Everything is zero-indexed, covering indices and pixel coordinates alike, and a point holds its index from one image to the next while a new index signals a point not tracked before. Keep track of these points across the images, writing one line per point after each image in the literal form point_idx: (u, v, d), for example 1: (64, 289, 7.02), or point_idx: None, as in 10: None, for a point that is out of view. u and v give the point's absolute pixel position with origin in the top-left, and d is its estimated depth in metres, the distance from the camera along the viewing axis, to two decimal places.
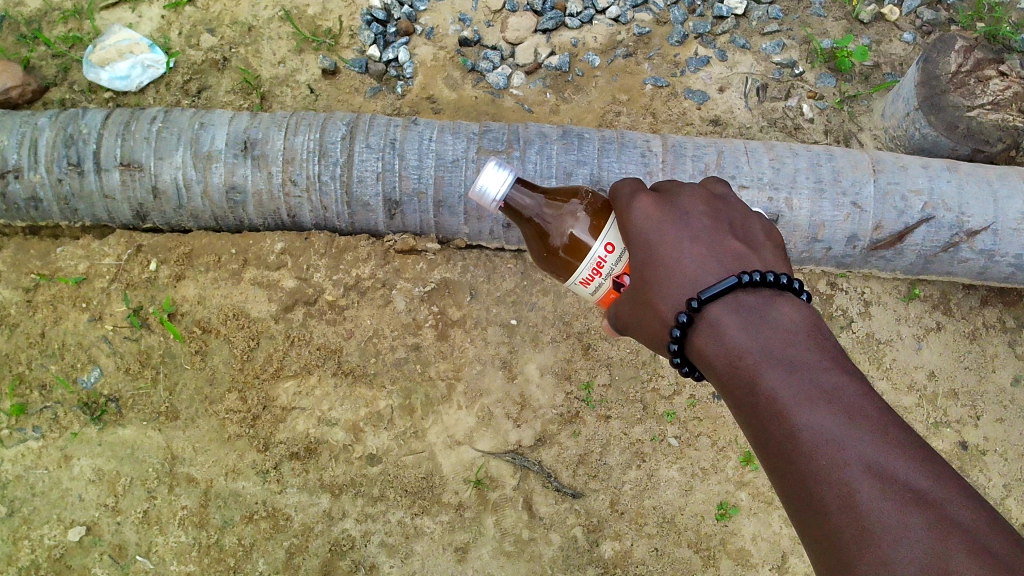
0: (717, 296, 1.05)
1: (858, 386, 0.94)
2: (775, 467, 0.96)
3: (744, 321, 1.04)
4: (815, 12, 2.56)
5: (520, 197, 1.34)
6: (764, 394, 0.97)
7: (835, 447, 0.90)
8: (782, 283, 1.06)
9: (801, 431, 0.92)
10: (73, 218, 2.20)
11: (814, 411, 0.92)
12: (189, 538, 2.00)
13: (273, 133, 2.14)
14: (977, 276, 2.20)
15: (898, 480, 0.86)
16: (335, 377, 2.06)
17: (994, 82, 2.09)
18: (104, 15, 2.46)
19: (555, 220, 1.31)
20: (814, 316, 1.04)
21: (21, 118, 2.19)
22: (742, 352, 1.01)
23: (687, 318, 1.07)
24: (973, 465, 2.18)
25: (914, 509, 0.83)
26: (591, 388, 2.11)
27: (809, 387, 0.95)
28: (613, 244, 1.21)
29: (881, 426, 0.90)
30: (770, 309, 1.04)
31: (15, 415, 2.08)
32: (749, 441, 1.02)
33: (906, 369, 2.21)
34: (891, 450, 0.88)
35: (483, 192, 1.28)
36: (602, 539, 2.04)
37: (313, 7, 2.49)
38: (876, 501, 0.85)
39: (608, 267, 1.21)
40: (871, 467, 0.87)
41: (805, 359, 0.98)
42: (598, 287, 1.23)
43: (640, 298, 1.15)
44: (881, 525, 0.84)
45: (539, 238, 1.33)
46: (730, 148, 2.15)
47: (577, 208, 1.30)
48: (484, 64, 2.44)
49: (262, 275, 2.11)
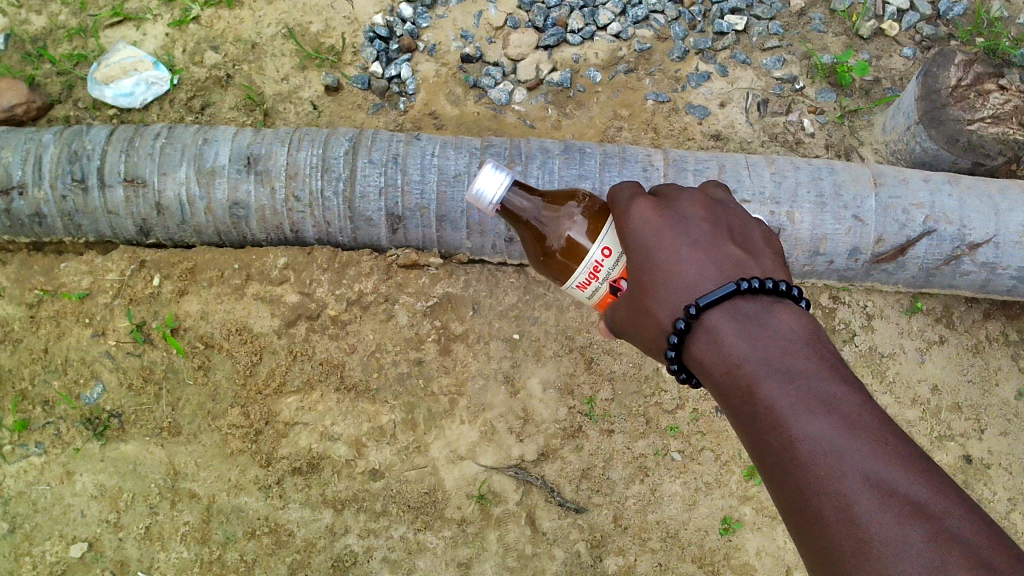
0: (716, 302, 1.05)
1: (857, 396, 0.94)
2: (773, 476, 0.96)
3: (742, 329, 1.03)
4: (814, 27, 2.58)
5: (518, 200, 1.32)
6: (762, 403, 0.97)
7: (833, 458, 0.89)
8: (781, 291, 1.06)
9: (799, 441, 0.92)
10: (77, 234, 2.21)
11: (813, 421, 0.92)
12: (191, 554, 1.99)
13: (276, 149, 2.16)
14: (979, 289, 2.20)
15: (897, 492, 0.85)
16: (338, 393, 2.07)
17: (994, 96, 2.11)
18: (109, 34, 2.49)
19: (553, 223, 1.30)
20: (814, 324, 1.04)
21: (26, 135, 2.21)
22: (741, 361, 1.01)
23: (685, 324, 1.07)
24: (977, 478, 2.17)
25: (912, 521, 0.83)
26: (594, 403, 2.11)
27: (807, 397, 0.94)
28: (610, 249, 1.20)
29: (880, 437, 0.90)
30: (769, 317, 1.04)
31: (18, 431, 2.08)
32: (747, 450, 1.02)
33: (909, 382, 2.21)
34: (890, 462, 0.88)
35: (480, 195, 1.27)
36: (605, 554, 2.03)
37: (316, 24, 2.51)
38: (875, 514, 0.85)
39: (605, 272, 1.20)
40: (870, 478, 0.87)
41: (804, 368, 0.98)
42: (594, 291, 1.22)
43: (637, 304, 1.15)
44: (880, 538, 0.83)
45: (536, 241, 1.32)
46: (731, 163, 2.15)
47: (574, 211, 1.29)
48: (486, 80, 2.45)
49: (265, 289, 2.12)
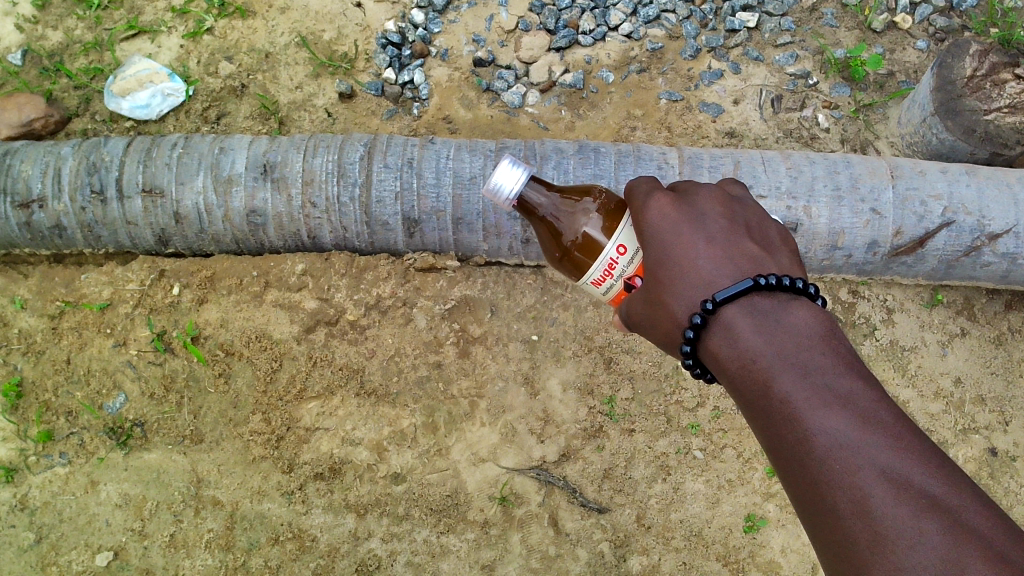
0: (733, 297, 1.05)
1: (873, 391, 0.94)
2: (788, 471, 0.96)
3: (757, 324, 1.03)
4: (826, 23, 2.58)
5: (534, 195, 1.33)
6: (777, 398, 0.97)
7: (849, 452, 0.89)
8: (798, 288, 1.06)
9: (814, 434, 0.92)
10: (97, 245, 2.23)
11: (828, 415, 0.92)
12: (216, 561, 2.00)
13: (292, 156, 2.17)
14: (1000, 280, 2.18)
15: (913, 485, 0.85)
16: (359, 398, 2.07)
17: (1010, 85, 2.11)
18: (124, 47, 2.52)
19: (569, 218, 1.30)
20: (830, 321, 1.04)
21: (44, 148, 2.24)
22: (756, 356, 1.01)
23: (701, 319, 1.07)
24: (1003, 471, 2.15)
25: (928, 515, 0.82)
26: (614, 402, 2.11)
27: (823, 392, 0.94)
28: (624, 246, 1.20)
29: (896, 431, 0.90)
30: (784, 313, 1.04)
31: (42, 442, 2.10)
32: (762, 445, 1.01)
33: (932, 375, 2.19)
34: (906, 456, 0.87)
35: (498, 189, 1.28)
36: (629, 554, 2.02)
37: (329, 32, 2.53)
38: (889, 507, 0.84)
39: (620, 269, 1.20)
40: (884, 472, 0.86)
41: (819, 362, 0.97)
42: (609, 288, 1.23)
43: (652, 297, 1.15)
44: (896, 532, 0.83)
45: (552, 237, 1.32)
46: (747, 159, 2.15)
47: (590, 206, 1.30)
48: (499, 84, 2.46)
49: (283, 296, 2.13)
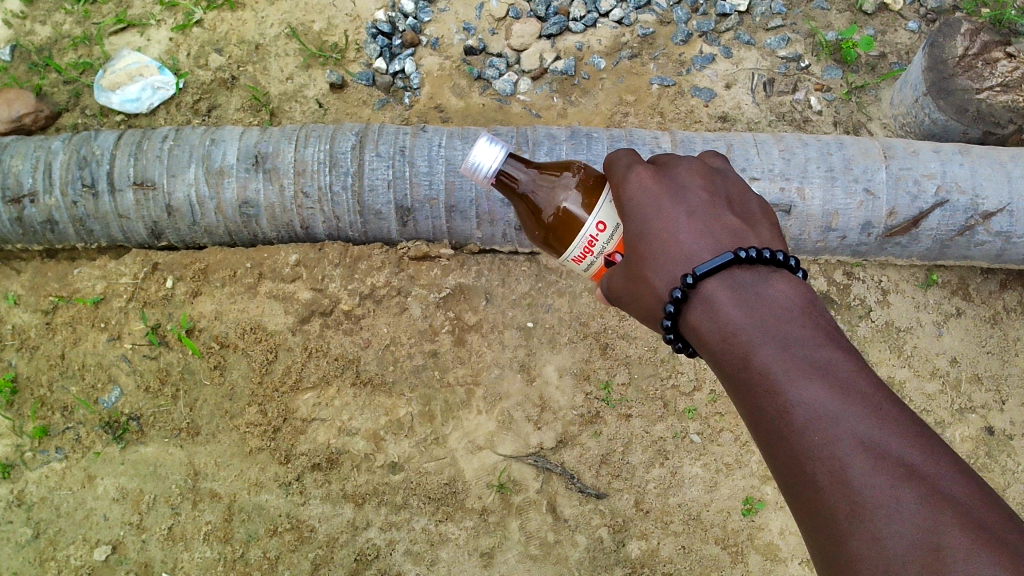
0: (714, 270, 1.04)
1: (852, 362, 0.93)
2: (768, 443, 0.95)
3: (738, 298, 1.02)
4: (817, 5, 2.57)
5: (513, 171, 1.30)
6: (758, 370, 0.96)
7: (828, 422, 0.88)
8: (779, 260, 1.05)
9: (794, 406, 0.91)
10: (89, 239, 2.23)
11: (807, 386, 0.91)
12: (214, 553, 1.99)
13: (283, 146, 2.16)
14: (995, 259, 2.18)
15: (891, 454, 0.84)
16: (355, 387, 2.07)
17: (1002, 64, 2.10)
18: (113, 41, 2.51)
19: (548, 193, 1.29)
20: (810, 293, 1.04)
21: (34, 143, 2.23)
22: (737, 329, 1.00)
23: (682, 294, 1.06)
24: (1000, 450, 2.15)
25: (907, 483, 0.82)
26: (611, 388, 2.10)
27: (802, 363, 0.94)
28: (605, 223, 1.19)
29: (874, 401, 0.89)
30: (765, 286, 1.03)
31: (38, 438, 2.09)
32: (742, 418, 1.01)
33: (928, 355, 2.19)
34: (885, 426, 0.87)
35: (476, 167, 1.26)
36: (628, 539, 2.01)
37: (318, 22, 2.52)
38: (867, 476, 0.84)
39: (600, 246, 1.19)
40: (862, 442, 0.86)
41: (799, 335, 0.97)
42: (590, 265, 1.21)
43: (633, 272, 1.13)
44: (874, 500, 0.82)
45: (533, 214, 1.31)
46: (739, 141, 2.14)
47: (569, 181, 1.28)
48: (490, 72, 2.45)
49: (277, 288, 2.12)
